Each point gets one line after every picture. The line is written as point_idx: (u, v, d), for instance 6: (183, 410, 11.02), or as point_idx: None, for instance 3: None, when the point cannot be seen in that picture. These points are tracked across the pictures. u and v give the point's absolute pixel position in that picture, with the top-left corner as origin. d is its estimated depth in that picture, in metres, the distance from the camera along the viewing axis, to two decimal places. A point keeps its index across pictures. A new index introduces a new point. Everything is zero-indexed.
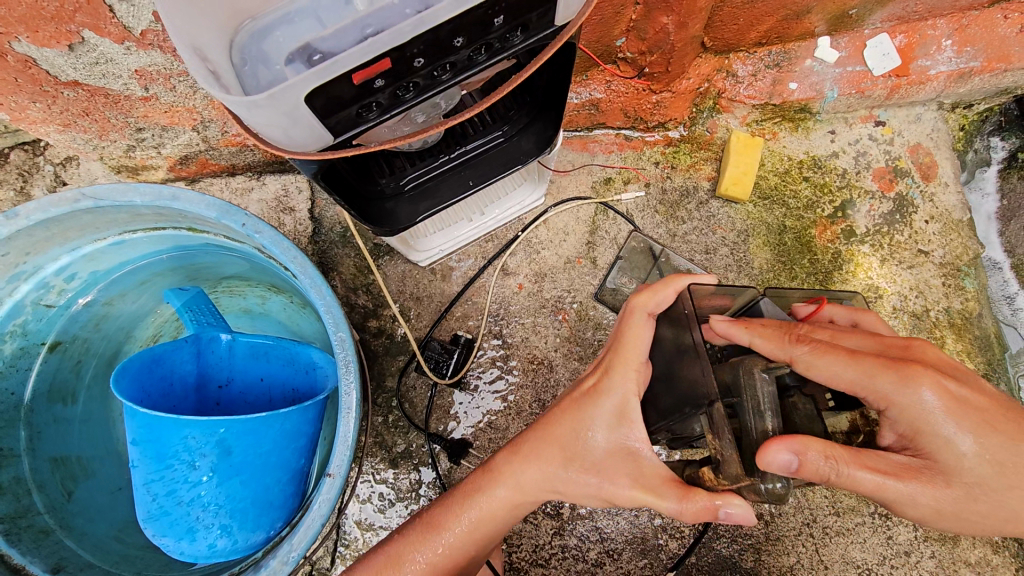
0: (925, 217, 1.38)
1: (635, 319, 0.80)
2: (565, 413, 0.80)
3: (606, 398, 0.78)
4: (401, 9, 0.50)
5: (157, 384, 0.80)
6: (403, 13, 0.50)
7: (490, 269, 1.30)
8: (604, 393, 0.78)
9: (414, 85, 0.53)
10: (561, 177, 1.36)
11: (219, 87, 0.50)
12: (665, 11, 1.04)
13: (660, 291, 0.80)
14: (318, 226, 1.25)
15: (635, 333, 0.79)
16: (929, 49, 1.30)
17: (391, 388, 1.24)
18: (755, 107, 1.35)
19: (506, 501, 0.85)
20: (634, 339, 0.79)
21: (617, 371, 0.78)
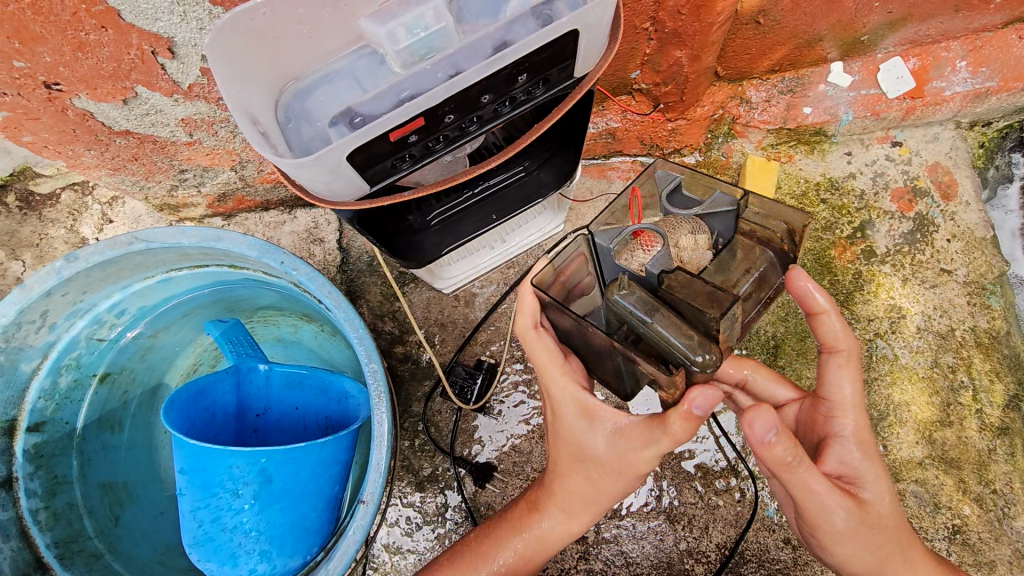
0: (947, 235, 1.38)
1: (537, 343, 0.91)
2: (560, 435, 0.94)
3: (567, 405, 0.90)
4: (432, 73, 0.54)
5: (200, 414, 0.85)
6: (434, 76, 0.54)
7: (512, 295, 1.33)
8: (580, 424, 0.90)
9: (444, 137, 0.57)
10: (581, 204, 1.39)
11: (266, 145, 0.55)
12: (678, 45, 1.08)
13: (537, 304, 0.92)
14: (347, 257, 1.31)
15: (541, 345, 0.91)
16: (943, 70, 1.32)
17: (417, 412, 1.28)
18: (770, 132, 1.37)
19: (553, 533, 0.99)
20: (543, 351, 0.91)
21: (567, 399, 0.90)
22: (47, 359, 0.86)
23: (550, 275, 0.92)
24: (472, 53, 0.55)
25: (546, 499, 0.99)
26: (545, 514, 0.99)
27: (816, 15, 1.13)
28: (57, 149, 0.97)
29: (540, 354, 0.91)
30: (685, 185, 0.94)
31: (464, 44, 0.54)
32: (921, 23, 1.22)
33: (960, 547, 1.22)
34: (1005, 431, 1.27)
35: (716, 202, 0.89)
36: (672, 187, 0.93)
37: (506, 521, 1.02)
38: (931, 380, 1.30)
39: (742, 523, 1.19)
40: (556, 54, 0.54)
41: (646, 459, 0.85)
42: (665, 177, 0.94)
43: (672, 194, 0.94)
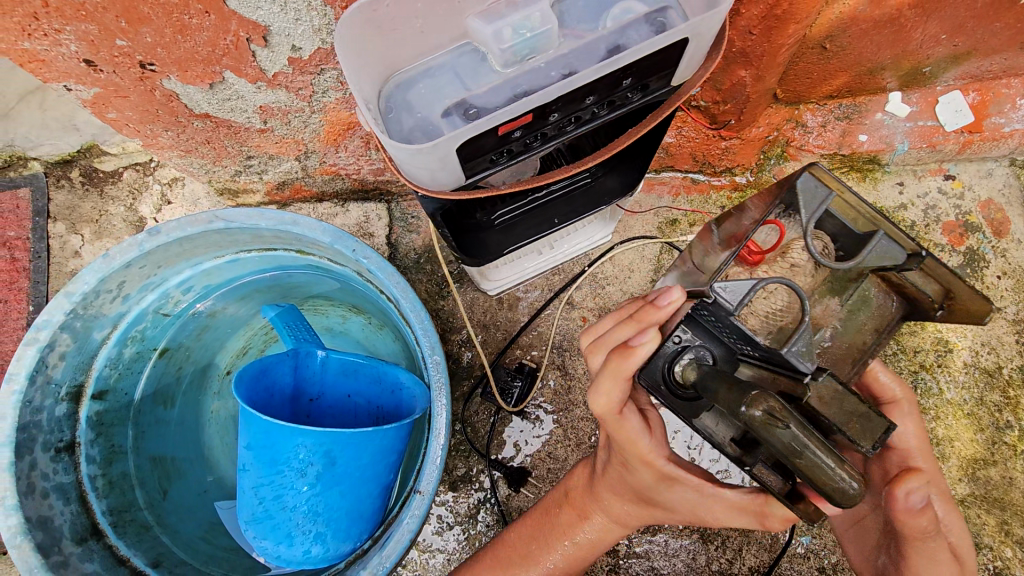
0: (998, 272, 1.37)
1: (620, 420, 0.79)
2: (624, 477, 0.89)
3: (642, 471, 0.84)
4: (547, 70, 0.58)
5: (261, 393, 0.86)
6: (550, 74, 0.58)
7: (556, 301, 1.34)
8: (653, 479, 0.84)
9: (543, 135, 0.59)
10: (629, 216, 1.40)
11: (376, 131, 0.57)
12: (745, 65, 1.09)
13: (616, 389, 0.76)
14: (395, 253, 1.33)
15: (624, 429, 0.79)
16: (1003, 107, 1.32)
17: (455, 411, 1.28)
18: (823, 156, 1.38)
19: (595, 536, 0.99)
20: (625, 433, 0.80)
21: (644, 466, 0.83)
22: (116, 330, 0.88)
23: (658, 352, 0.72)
24: (586, 55, 0.58)
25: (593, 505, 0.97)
26: (591, 518, 0.98)
27: (882, 44, 1.13)
28: (137, 127, 1.00)
29: (621, 434, 0.80)
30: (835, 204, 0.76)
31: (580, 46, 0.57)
32: (985, 58, 1.22)
33: None
34: None
35: (881, 254, 0.75)
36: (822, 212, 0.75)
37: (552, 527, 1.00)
38: (976, 418, 1.28)
39: (778, 547, 1.18)
40: (662, 60, 0.55)
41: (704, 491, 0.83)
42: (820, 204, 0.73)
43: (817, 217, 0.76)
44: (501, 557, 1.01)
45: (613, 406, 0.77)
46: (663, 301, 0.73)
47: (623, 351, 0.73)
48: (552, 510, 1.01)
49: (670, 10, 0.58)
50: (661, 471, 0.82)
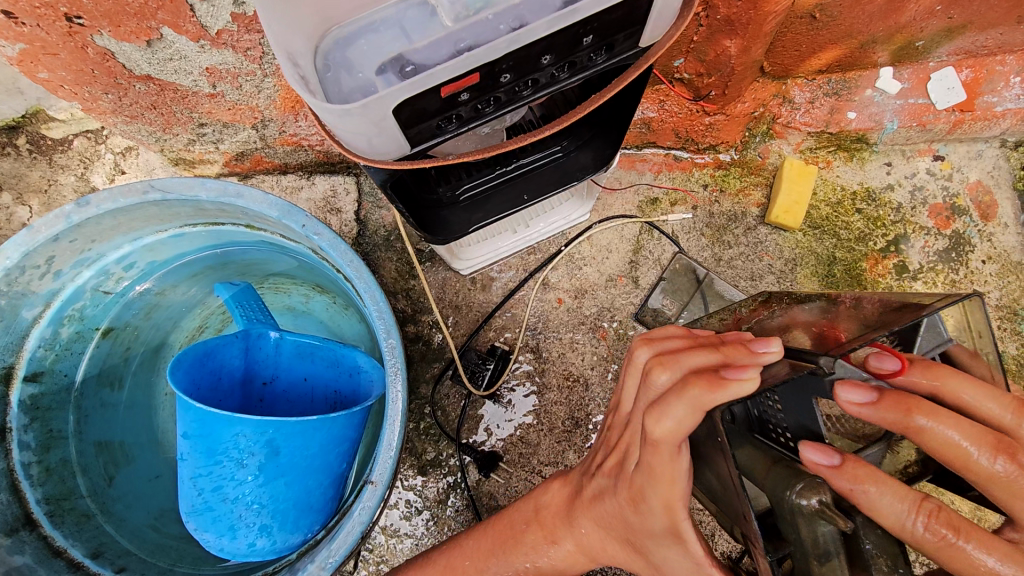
0: (983, 257, 1.34)
1: (664, 450, 0.65)
2: (600, 510, 0.80)
3: (655, 518, 0.69)
4: (494, 23, 0.52)
5: (207, 377, 0.81)
6: (497, 27, 0.52)
7: (531, 282, 1.29)
8: (644, 513, 0.71)
9: (496, 99, 0.54)
10: (608, 193, 1.34)
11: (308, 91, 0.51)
12: (729, 34, 1.03)
13: (681, 417, 0.61)
14: (363, 230, 1.27)
15: (670, 466, 0.66)
16: (996, 85, 1.28)
17: (424, 395, 1.24)
18: (810, 134, 1.32)
19: (574, 557, 0.88)
20: (666, 470, 0.66)
21: (654, 500, 0.68)
22: (49, 307, 0.83)
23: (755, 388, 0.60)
24: (540, 6, 0.52)
25: (567, 534, 0.86)
26: (560, 543, 0.88)
27: (872, 16, 1.08)
28: (74, 89, 0.93)
29: (662, 469, 0.66)
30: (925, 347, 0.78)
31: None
32: (980, 33, 1.17)
33: None
34: None
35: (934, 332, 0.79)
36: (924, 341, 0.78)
37: (515, 545, 0.90)
38: None
39: None
40: (626, 16, 0.50)
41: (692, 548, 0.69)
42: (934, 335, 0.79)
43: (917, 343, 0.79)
44: (455, 564, 0.92)
45: (676, 438, 0.63)
46: (767, 352, 0.63)
47: (712, 381, 0.60)
48: (517, 529, 0.91)
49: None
50: (674, 527, 0.69)
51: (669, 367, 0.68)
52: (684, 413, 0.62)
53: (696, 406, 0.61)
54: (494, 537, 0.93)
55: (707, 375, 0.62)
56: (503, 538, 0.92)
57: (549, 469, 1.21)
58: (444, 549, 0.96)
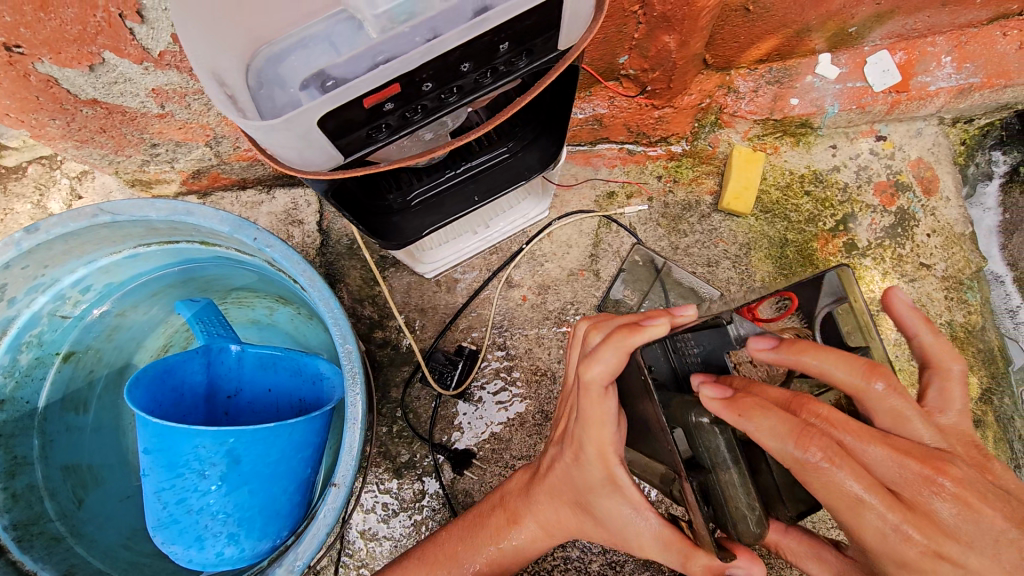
0: (927, 230, 1.40)
1: (593, 393, 0.76)
2: (553, 479, 0.87)
3: (594, 467, 0.80)
4: (411, 36, 0.54)
5: (168, 394, 0.82)
6: (413, 41, 0.54)
7: (494, 281, 1.32)
8: (587, 465, 0.81)
9: (422, 107, 0.56)
10: (565, 190, 1.38)
11: (233, 109, 0.53)
12: (667, 30, 1.08)
13: (607, 360, 0.73)
14: (326, 239, 1.29)
15: (601, 408, 0.77)
16: (928, 65, 1.34)
17: (396, 399, 1.26)
18: (756, 122, 1.37)
19: (535, 538, 0.92)
20: (598, 413, 0.77)
21: (591, 445, 0.79)
22: (6, 335, 0.84)
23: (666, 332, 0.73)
24: (453, 17, 0.54)
25: (527, 512, 0.91)
26: (522, 526, 0.92)
27: (805, 5, 1.12)
28: (20, 116, 0.93)
29: (595, 412, 0.77)
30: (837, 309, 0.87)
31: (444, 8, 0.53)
32: (908, 17, 1.24)
33: None
34: (977, 424, 1.29)
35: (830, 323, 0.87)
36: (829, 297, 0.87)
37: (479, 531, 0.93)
38: (907, 373, 1.31)
39: None
40: (538, 22, 0.53)
41: (631, 495, 0.79)
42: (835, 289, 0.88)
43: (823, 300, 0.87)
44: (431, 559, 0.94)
45: (603, 378, 0.75)
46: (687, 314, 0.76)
47: (632, 327, 0.73)
48: (482, 514, 0.96)
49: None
50: (611, 473, 0.79)
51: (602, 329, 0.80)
52: (610, 358, 0.74)
53: (617, 351, 0.73)
54: (465, 528, 0.95)
55: (628, 327, 0.74)
56: (471, 528, 0.95)
57: (521, 463, 1.24)
58: (421, 547, 0.97)
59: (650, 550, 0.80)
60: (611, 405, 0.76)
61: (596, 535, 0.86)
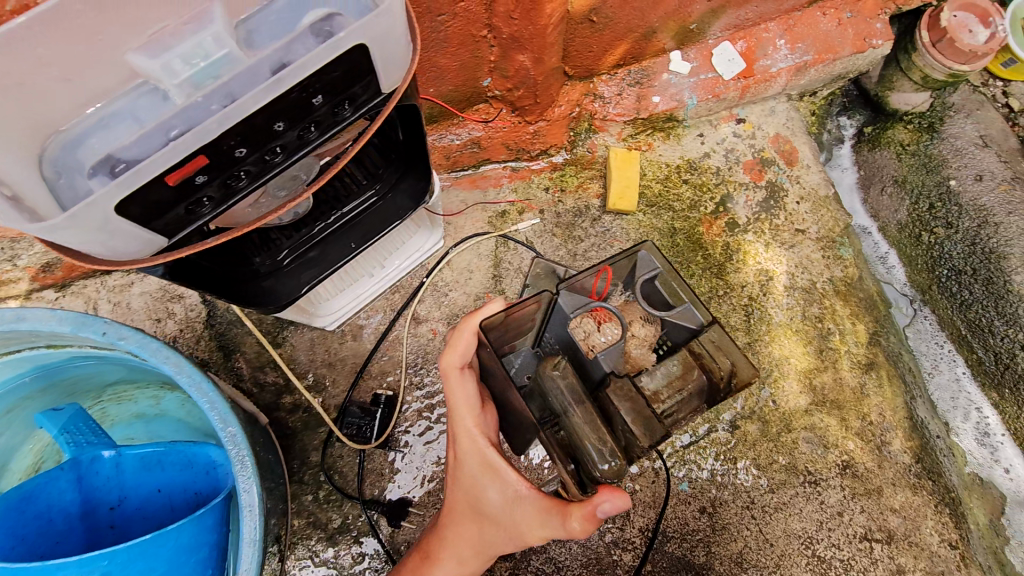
0: (796, 198, 1.51)
1: (454, 380, 0.88)
2: (451, 492, 0.91)
3: (473, 455, 0.86)
4: (206, 105, 0.52)
5: (32, 523, 0.74)
6: (210, 110, 0.52)
7: (400, 320, 1.28)
8: (468, 458, 0.87)
9: (246, 173, 0.53)
10: (455, 217, 1.37)
11: (14, 209, 0.49)
12: (519, 50, 1.10)
13: (457, 345, 0.88)
14: (213, 310, 1.21)
15: (463, 391, 0.87)
16: (767, 49, 1.45)
17: (317, 462, 1.19)
18: (627, 123, 1.42)
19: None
20: (462, 397, 0.87)
21: (464, 435, 0.86)
22: None
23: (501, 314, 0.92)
24: (250, 78, 0.52)
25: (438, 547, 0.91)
26: (441, 566, 0.90)
27: (644, 9, 1.18)
28: None
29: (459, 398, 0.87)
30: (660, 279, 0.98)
31: (240, 71, 0.51)
32: (739, 9, 1.34)
33: (851, 480, 1.29)
34: (871, 366, 1.39)
35: (685, 316, 0.94)
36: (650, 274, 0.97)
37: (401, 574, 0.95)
38: (803, 332, 1.39)
39: (658, 504, 1.23)
40: (350, 72, 0.51)
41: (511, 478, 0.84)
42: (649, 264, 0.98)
43: (647, 279, 0.97)
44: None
45: (457, 360, 0.88)
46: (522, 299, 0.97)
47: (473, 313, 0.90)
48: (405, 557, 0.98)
49: (340, 17, 0.56)
50: (487, 457, 0.85)
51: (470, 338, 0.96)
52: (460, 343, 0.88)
53: (465, 332, 0.88)
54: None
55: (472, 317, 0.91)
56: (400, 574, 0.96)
57: None
58: None
59: (542, 531, 0.83)
60: (468, 387, 0.87)
61: (500, 543, 0.88)
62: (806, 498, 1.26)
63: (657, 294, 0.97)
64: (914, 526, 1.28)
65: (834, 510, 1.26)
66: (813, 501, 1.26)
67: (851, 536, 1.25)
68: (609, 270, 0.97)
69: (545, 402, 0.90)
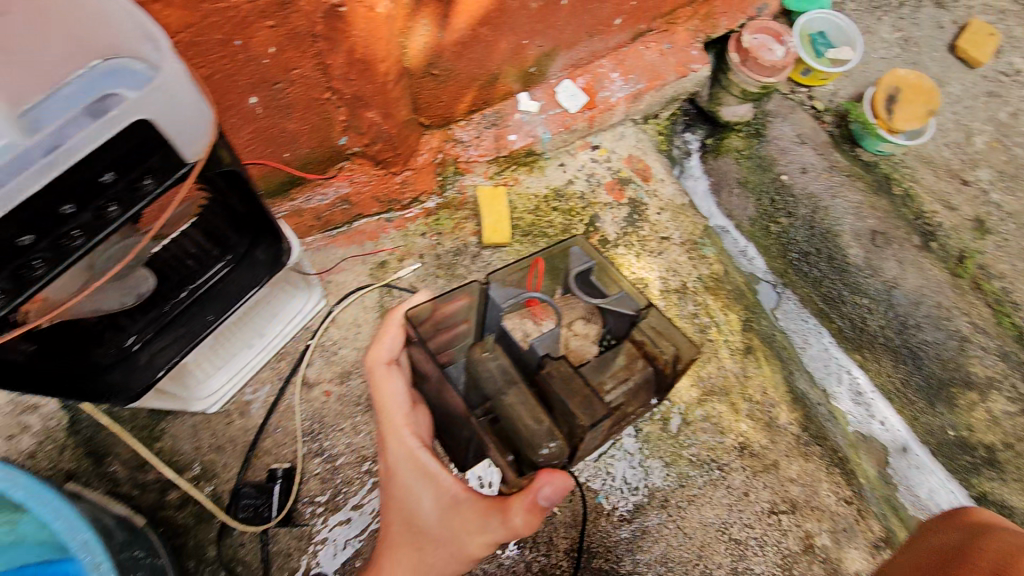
0: (657, 210, 1.65)
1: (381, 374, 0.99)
2: (388, 507, 0.94)
3: (402, 455, 0.93)
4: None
5: None
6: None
7: (290, 387, 1.24)
8: (399, 458, 0.93)
9: (44, 256, 0.62)
10: (336, 274, 1.37)
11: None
12: (365, 107, 1.14)
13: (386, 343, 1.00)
14: (78, 413, 1.13)
15: (388, 387, 0.97)
16: (605, 83, 1.60)
17: (215, 556, 1.10)
18: (490, 162, 1.50)
19: None
20: (388, 391, 0.97)
21: (396, 431, 0.94)
22: None
23: (426, 311, 1.01)
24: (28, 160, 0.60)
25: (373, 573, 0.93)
26: None
27: (481, 59, 1.28)
28: None
29: (386, 392, 0.97)
30: (593, 272, 1.09)
31: (23, 150, 0.60)
32: (571, 49, 1.47)
33: (749, 459, 1.38)
34: (747, 350, 1.51)
35: (622, 303, 1.04)
36: (583, 268, 1.08)
37: None
38: (684, 330, 1.49)
39: (579, 521, 1.25)
40: (134, 148, 0.64)
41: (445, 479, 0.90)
42: (581, 257, 1.09)
43: (580, 272, 1.08)
44: None
45: (382, 357, 0.99)
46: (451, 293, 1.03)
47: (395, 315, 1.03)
48: None
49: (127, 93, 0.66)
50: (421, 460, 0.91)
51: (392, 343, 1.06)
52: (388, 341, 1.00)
53: (392, 327, 1.00)
54: None
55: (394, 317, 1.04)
56: None
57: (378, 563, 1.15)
58: None
59: (480, 536, 0.88)
60: (396, 380, 0.98)
61: (439, 562, 0.90)
62: (713, 485, 1.33)
63: (592, 287, 1.07)
64: (814, 491, 1.37)
65: (739, 492, 1.34)
66: (720, 486, 1.33)
67: (760, 513, 1.32)
68: (541, 262, 1.08)
69: (477, 391, 0.94)
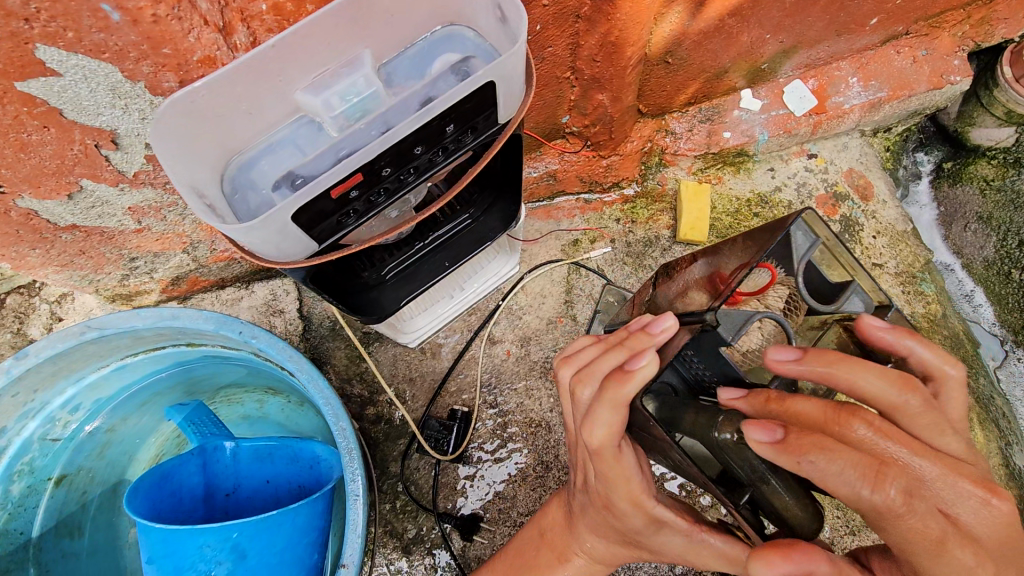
0: (872, 233, 1.49)
1: (607, 454, 0.74)
2: (597, 525, 0.88)
3: (630, 514, 0.80)
4: (367, 131, 0.59)
5: (166, 499, 0.83)
6: (370, 135, 0.59)
7: (477, 340, 1.35)
8: (620, 513, 0.81)
9: (385, 190, 0.61)
10: (531, 244, 1.45)
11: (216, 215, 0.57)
12: (599, 89, 1.18)
13: (607, 421, 0.70)
14: (308, 324, 1.33)
15: (619, 466, 0.75)
16: (839, 87, 1.47)
17: (395, 473, 1.25)
18: (697, 157, 1.47)
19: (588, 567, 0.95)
20: (619, 470, 0.76)
21: (619, 496, 0.78)
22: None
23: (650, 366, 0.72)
24: (402, 110, 0.60)
25: (574, 548, 0.94)
26: (572, 560, 0.95)
27: (717, 51, 1.25)
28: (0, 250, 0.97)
29: (615, 470, 0.76)
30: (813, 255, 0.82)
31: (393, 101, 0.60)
32: (811, 49, 1.37)
33: None
34: None
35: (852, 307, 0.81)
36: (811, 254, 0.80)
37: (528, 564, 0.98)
38: None
39: None
40: (480, 103, 0.60)
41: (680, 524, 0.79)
42: (807, 242, 0.80)
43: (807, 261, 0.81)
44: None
45: (610, 440, 0.72)
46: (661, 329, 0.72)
47: (620, 377, 0.68)
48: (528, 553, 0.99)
49: (474, 58, 0.65)
50: (651, 516, 0.79)
51: (589, 378, 0.75)
52: (608, 417, 0.70)
53: (611, 407, 0.69)
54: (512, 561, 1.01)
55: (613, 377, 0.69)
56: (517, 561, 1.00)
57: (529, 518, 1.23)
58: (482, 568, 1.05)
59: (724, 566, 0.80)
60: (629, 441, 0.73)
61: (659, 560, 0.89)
62: None
63: (816, 272, 0.84)
64: None
65: None
66: None
67: None
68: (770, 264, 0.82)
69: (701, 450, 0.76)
